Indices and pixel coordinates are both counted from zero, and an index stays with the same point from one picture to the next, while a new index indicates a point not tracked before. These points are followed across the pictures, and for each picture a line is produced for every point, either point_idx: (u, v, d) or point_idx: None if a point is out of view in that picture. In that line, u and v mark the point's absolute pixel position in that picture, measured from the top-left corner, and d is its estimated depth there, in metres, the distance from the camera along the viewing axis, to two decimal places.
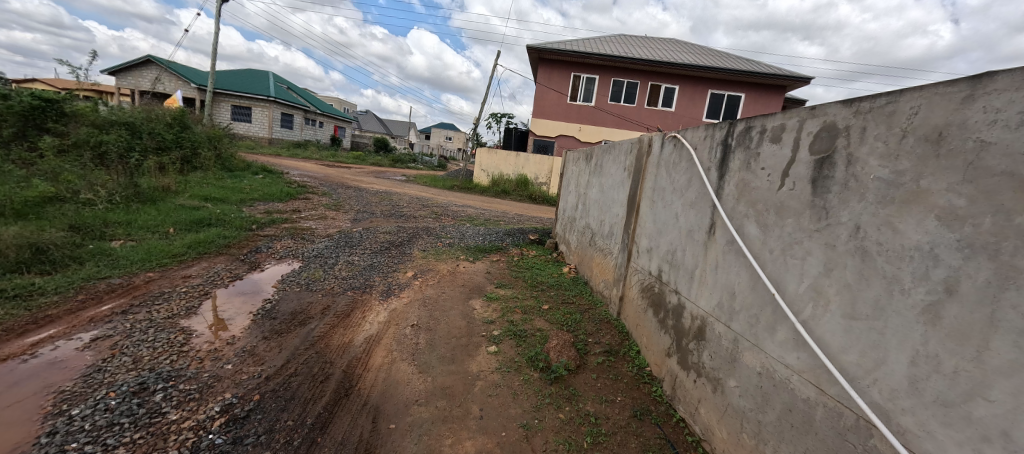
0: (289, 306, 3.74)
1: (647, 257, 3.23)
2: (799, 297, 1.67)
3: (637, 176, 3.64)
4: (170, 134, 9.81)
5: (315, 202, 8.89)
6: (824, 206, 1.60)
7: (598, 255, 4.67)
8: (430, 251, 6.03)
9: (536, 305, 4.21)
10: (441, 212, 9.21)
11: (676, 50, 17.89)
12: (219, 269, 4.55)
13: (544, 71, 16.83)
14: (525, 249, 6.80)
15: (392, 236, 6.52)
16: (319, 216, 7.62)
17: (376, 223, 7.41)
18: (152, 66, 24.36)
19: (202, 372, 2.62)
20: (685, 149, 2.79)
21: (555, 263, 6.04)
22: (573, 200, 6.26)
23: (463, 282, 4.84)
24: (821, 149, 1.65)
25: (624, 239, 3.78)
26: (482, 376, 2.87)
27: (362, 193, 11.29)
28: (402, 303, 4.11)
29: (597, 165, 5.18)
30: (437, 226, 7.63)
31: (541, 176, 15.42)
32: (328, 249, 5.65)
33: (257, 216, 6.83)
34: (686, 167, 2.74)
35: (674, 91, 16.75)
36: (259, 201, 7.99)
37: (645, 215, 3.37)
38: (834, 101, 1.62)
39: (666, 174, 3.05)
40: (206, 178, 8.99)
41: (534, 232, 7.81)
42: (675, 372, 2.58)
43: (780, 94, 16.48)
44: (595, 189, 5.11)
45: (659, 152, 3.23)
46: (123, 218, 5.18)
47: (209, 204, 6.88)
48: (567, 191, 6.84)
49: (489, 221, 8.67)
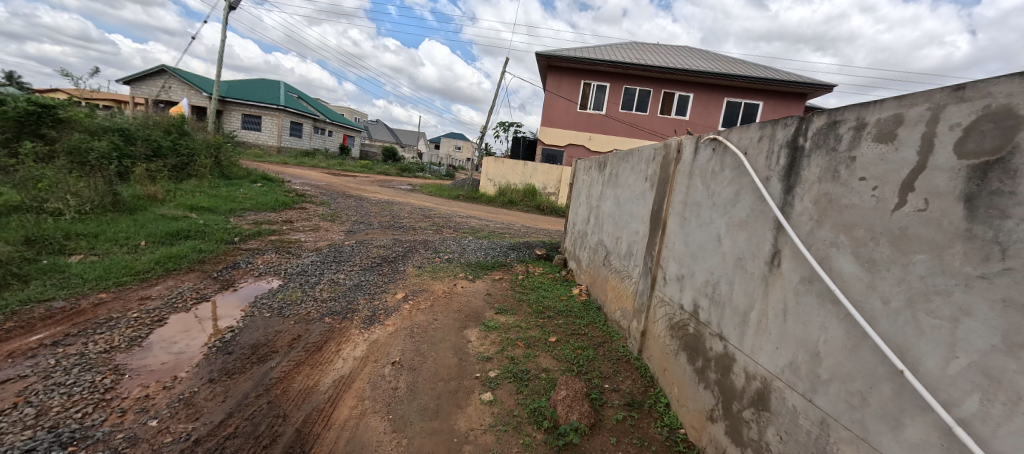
0: (251, 337, 3.19)
1: (677, 287, 2.63)
2: (949, 380, 1.07)
3: (662, 188, 3.07)
4: (166, 140, 9.52)
5: (312, 212, 8.47)
6: (996, 239, 1.01)
7: (612, 276, 4.07)
8: (426, 268, 5.47)
9: (542, 337, 3.61)
10: (443, 224, 8.68)
11: (690, 57, 17.34)
12: (184, 289, 4.03)
13: (553, 78, 16.39)
14: (530, 265, 6.22)
15: (386, 250, 6.00)
16: (312, 227, 7.15)
17: (372, 236, 6.91)
18: (165, 76, 24.62)
19: (116, 432, 2.09)
20: (729, 154, 2.21)
21: (564, 283, 5.43)
22: (584, 213, 5.67)
23: (460, 306, 4.25)
24: (982, 150, 1.07)
25: (646, 262, 3.18)
26: (471, 438, 2.28)
27: (364, 202, 10.86)
28: (386, 333, 3.52)
29: (611, 175, 4.60)
30: (437, 239, 7.10)
31: (550, 185, 14.87)
32: (314, 265, 5.12)
33: (244, 227, 6.39)
34: (732, 177, 2.16)
35: (688, 98, 16.15)
36: (251, 211, 7.56)
37: (674, 235, 2.77)
38: (1004, 75, 1.04)
39: (702, 186, 2.47)
40: (199, 187, 8.61)
41: (541, 246, 7.24)
42: (722, 445, 1.96)
43: (801, 102, 15.80)
44: (609, 202, 4.54)
45: (692, 159, 2.65)
46: (90, 230, 4.74)
47: (194, 213, 6.47)
48: (578, 203, 6.25)
49: (494, 234, 8.12)
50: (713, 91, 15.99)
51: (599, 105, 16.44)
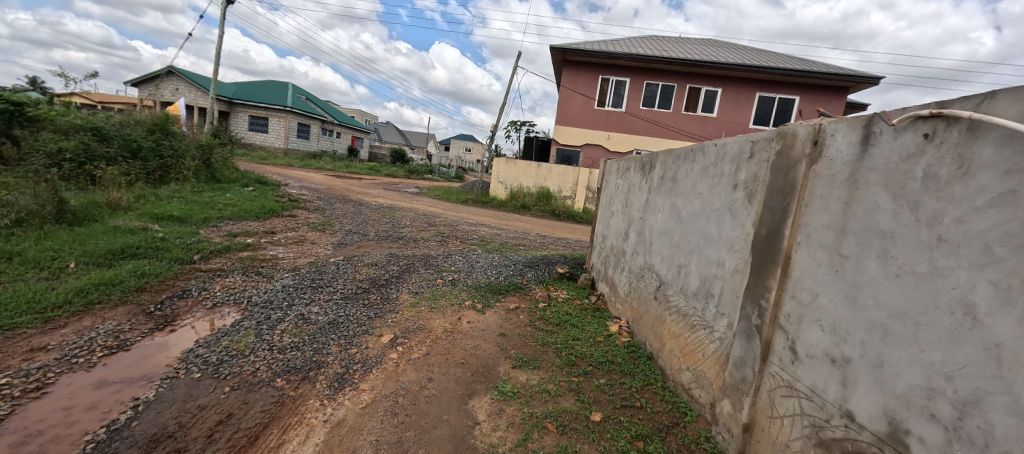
0: (154, 423, 2.18)
1: (835, 378, 1.54)
2: None
3: (775, 200, 1.97)
4: (148, 141, 8.68)
5: (302, 220, 7.51)
6: None
7: (673, 318, 2.96)
8: (425, 295, 4.40)
9: (580, 413, 2.51)
10: (448, 233, 7.62)
11: (717, 49, 16.04)
12: (98, 333, 3.03)
13: (568, 73, 15.28)
14: (552, 288, 5.14)
15: (378, 269, 4.96)
16: (297, 239, 6.17)
17: (365, 250, 5.90)
18: (171, 77, 24.17)
19: None
20: (992, 146, 1.12)
21: (597, 314, 4.31)
22: (621, 226, 4.57)
23: (464, 356, 3.17)
24: None
25: (746, 314, 2.08)
26: None
27: (362, 208, 9.89)
28: (358, 408, 2.45)
29: (663, 180, 3.50)
30: (440, 253, 6.07)
31: (565, 188, 13.76)
32: (284, 293, 4.08)
33: (215, 239, 5.44)
34: (1015, 190, 1.07)
35: (716, 94, 14.89)
36: (229, 219, 6.62)
37: (817, 285, 1.68)
38: None
39: (897, 205, 1.37)
40: (179, 193, 7.74)
41: (563, 262, 6.13)
42: None
43: (841, 97, 14.41)
44: (661, 215, 3.44)
45: (858, 155, 1.55)
46: (4, 250, 3.80)
47: (157, 224, 5.53)
48: (610, 213, 5.13)
49: (506, 246, 7.03)
50: (744, 85, 14.68)
51: (618, 101, 15.30)
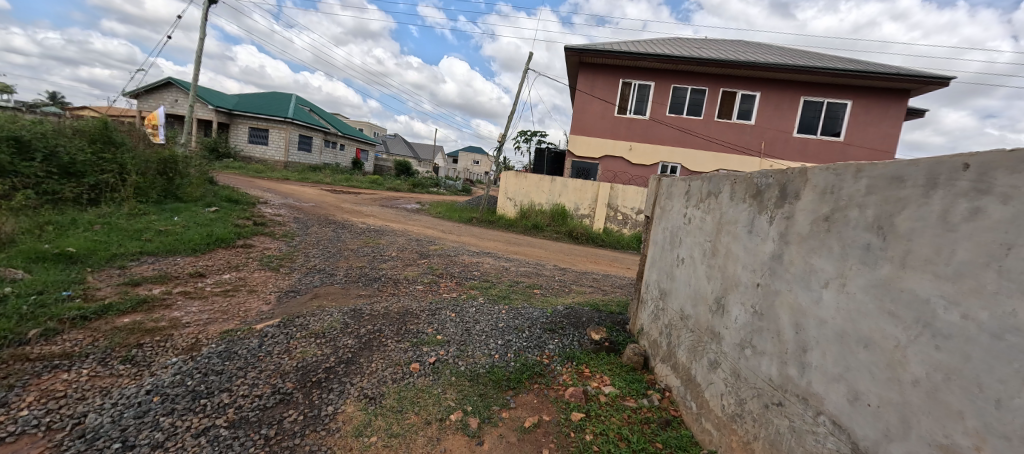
0: None
1: None
2: None
3: None
4: (84, 154, 7.18)
5: (255, 253, 5.89)
6: None
7: None
8: (384, 404, 2.65)
9: None
10: (442, 271, 5.90)
11: (752, 49, 14.28)
12: None
13: (585, 77, 13.68)
14: (585, 372, 3.39)
15: (322, 348, 3.22)
16: (230, 286, 4.51)
17: (317, 303, 4.22)
18: (167, 87, 23.23)
19: None
20: None
21: (674, 444, 2.52)
22: (704, 285, 2.83)
23: None
24: None
25: None
26: None
27: (344, 232, 8.27)
28: None
29: (833, 224, 1.76)
30: (425, 306, 4.35)
31: (583, 205, 12.06)
32: (138, 410, 2.36)
33: (100, 291, 3.82)
34: None
35: (753, 98, 13.14)
36: (151, 256, 5.02)
37: None
38: None
39: None
40: (107, 217, 6.19)
41: (596, 319, 4.37)
42: None
43: (900, 101, 12.56)
44: (833, 296, 1.70)
45: None
46: None
47: (22, 269, 3.91)
48: (675, 257, 3.39)
49: (516, 291, 5.27)
50: (787, 89, 12.91)
51: (640, 107, 13.64)
